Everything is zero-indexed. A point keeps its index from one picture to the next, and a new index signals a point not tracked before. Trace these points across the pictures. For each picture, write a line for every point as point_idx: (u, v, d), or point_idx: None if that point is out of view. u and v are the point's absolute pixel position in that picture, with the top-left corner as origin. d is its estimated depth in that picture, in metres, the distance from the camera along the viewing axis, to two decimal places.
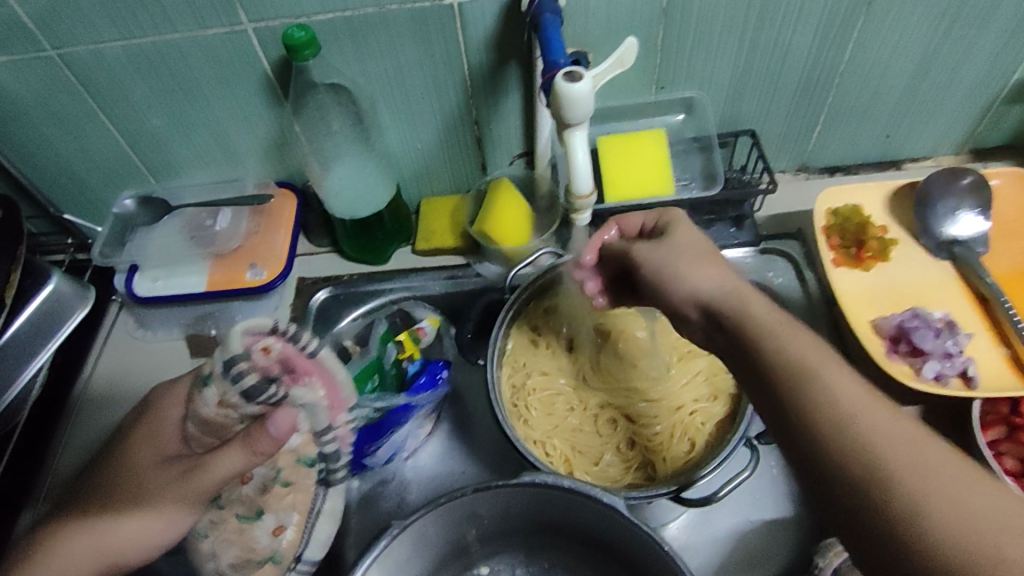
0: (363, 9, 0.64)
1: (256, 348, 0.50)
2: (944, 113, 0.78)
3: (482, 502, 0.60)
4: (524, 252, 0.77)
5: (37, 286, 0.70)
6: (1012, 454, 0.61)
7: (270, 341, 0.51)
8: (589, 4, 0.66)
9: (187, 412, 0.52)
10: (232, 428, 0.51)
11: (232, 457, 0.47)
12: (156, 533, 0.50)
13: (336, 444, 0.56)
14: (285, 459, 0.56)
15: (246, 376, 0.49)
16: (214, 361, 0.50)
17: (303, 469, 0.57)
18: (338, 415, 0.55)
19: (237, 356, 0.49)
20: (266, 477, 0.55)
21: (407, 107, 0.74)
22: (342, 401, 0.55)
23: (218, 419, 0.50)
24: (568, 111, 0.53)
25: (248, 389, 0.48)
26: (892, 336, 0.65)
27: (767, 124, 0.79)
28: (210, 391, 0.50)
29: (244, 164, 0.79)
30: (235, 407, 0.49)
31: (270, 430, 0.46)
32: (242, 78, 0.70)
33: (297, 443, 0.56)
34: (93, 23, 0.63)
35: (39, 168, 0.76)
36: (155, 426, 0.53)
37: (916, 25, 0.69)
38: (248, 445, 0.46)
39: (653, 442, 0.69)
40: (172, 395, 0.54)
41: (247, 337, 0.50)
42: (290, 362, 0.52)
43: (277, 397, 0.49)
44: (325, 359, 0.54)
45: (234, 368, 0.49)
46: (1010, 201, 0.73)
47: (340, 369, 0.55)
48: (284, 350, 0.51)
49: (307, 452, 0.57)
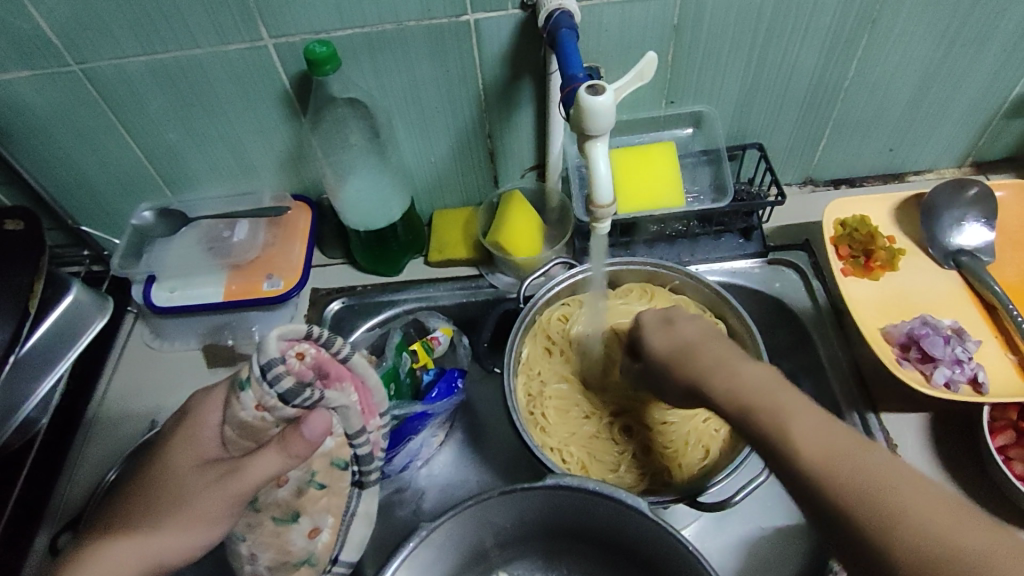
0: (382, 25, 0.66)
1: (291, 353, 0.52)
2: (948, 126, 0.80)
3: (500, 506, 0.61)
4: (537, 263, 0.79)
5: (57, 297, 0.72)
6: (1021, 460, 0.62)
7: (304, 347, 0.53)
8: (602, 20, 0.68)
9: (225, 416, 0.53)
10: (267, 431, 0.52)
11: (270, 460, 0.50)
12: (193, 537, 0.51)
13: (369, 447, 0.58)
14: (319, 463, 0.61)
15: (281, 379, 0.49)
16: (251, 366, 0.50)
17: (337, 472, 0.61)
18: (372, 418, 0.58)
19: (275, 359, 0.50)
20: (301, 479, 0.60)
21: (422, 122, 0.76)
22: (373, 406, 0.58)
23: (256, 423, 0.52)
24: (590, 123, 0.55)
25: (286, 392, 0.49)
26: (902, 343, 0.66)
27: (774, 137, 0.81)
28: (246, 395, 0.51)
29: (261, 177, 0.81)
30: (271, 410, 0.51)
31: (305, 432, 0.49)
32: (261, 92, 0.71)
33: (331, 445, 0.62)
34: (117, 39, 0.65)
35: (58, 181, 0.78)
36: (193, 431, 0.54)
37: (918, 42, 0.71)
38: (285, 448, 0.50)
39: (668, 449, 0.71)
40: (209, 399, 0.55)
41: (283, 343, 0.51)
42: (324, 366, 0.54)
43: (312, 400, 0.50)
44: (356, 365, 0.57)
45: (271, 371, 0.49)
46: (1014, 211, 0.74)
47: (371, 374, 0.58)
48: (317, 356, 0.54)
49: (340, 455, 0.62)
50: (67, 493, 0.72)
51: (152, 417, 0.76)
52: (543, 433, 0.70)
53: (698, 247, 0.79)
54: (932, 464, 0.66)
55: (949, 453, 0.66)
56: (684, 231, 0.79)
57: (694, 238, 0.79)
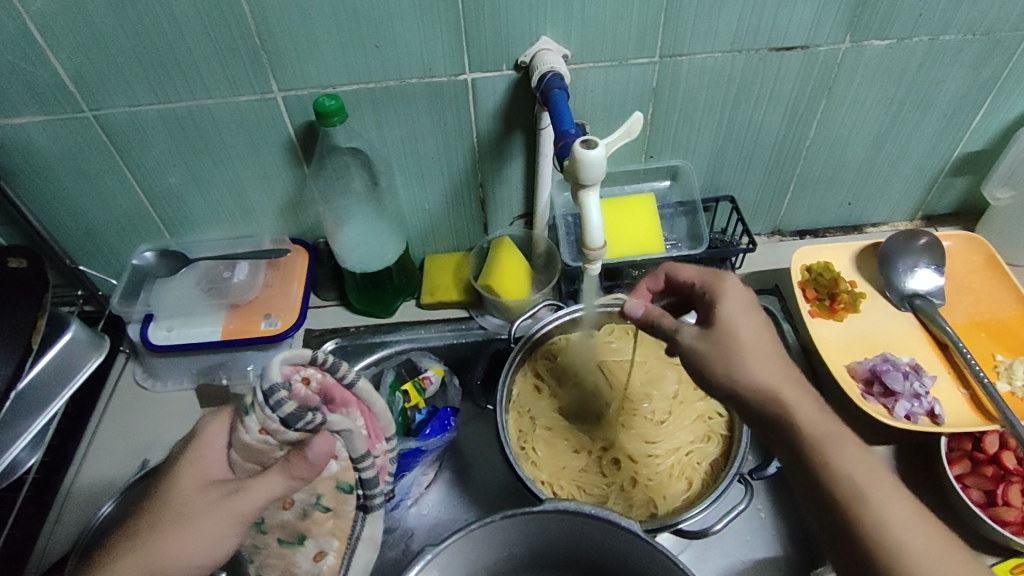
0: (385, 81, 0.71)
1: (296, 378, 0.56)
2: (899, 183, 0.88)
3: (502, 533, 0.63)
4: (525, 305, 0.82)
5: (56, 334, 0.73)
6: (977, 487, 0.68)
7: (310, 372, 0.57)
8: (588, 81, 0.74)
9: (232, 439, 0.55)
10: (270, 453, 0.55)
11: (273, 482, 0.52)
12: (193, 555, 0.52)
13: (373, 470, 0.62)
14: (324, 485, 0.61)
15: (283, 404, 0.53)
16: (254, 392, 0.53)
17: (341, 496, 0.62)
18: (377, 442, 0.63)
19: (277, 385, 0.53)
20: (306, 502, 0.61)
21: (419, 172, 0.80)
22: (379, 431, 0.63)
23: (259, 445, 0.54)
24: (584, 173, 0.60)
25: (287, 416, 0.52)
26: (866, 379, 0.72)
27: (744, 191, 0.87)
28: (250, 419, 0.53)
29: (259, 222, 0.84)
30: (274, 433, 0.53)
31: (309, 456, 0.50)
32: (267, 141, 0.75)
33: (336, 469, 0.61)
34: (133, 88, 0.68)
35: (58, 224, 0.80)
36: (199, 451, 0.55)
37: (869, 107, 0.79)
38: (288, 470, 0.51)
39: (653, 480, 0.74)
40: (215, 421, 0.57)
41: (288, 368, 0.55)
42: (329, 391, 0.58)
43: (313, 423, 0.54)
44: (361, 391, 0.61)
45: (274, 397, 0.53)
46: (961, 260, 0.82)
47: (376, 399, 0.61)
48: (323, 381, 0.58)
49: (345, 478, 0.62)
50: (52, 534, 0.72)
51: (140, 457, 0.77)
52: (532, 467, 0.74)
53: None
54: None
55: (911, 482, 0.71)
56: None
57: None
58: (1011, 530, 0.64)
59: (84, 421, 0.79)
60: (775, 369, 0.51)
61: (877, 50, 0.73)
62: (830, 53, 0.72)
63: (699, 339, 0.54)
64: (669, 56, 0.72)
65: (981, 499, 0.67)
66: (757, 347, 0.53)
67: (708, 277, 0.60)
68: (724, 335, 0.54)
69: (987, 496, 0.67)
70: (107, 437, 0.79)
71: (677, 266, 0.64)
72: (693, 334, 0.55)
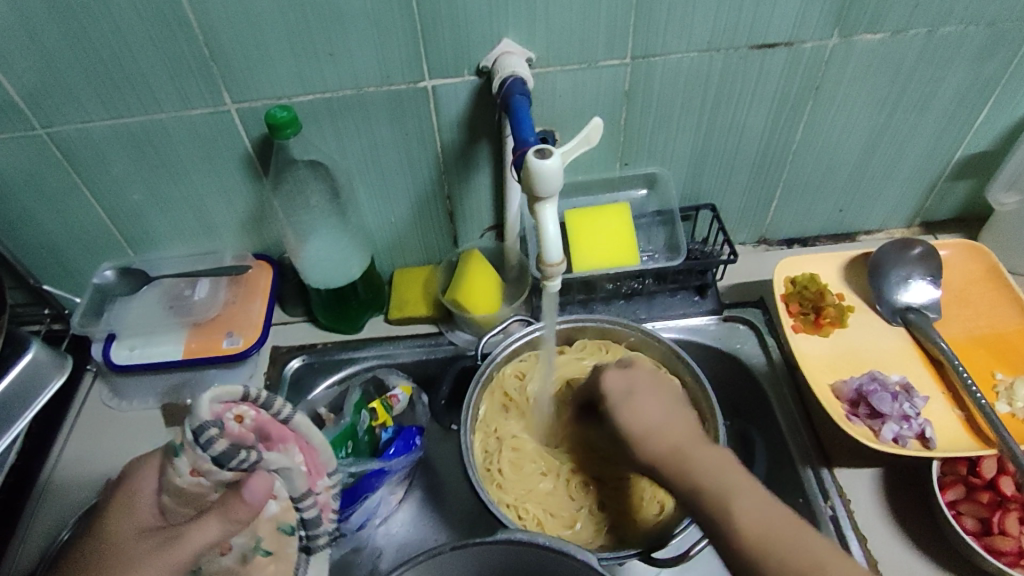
0: (341, 91, 0.68)
1: (228, 416, 0.52)
2: (893, 188, 0.83)
3: (454, 564, 0.61)
4: (495, 320, 0.79)
5: (17, 355, 0.70)
6: (971, 514, 0.62)
7: (243, 409, 0.53)
8: (556, 86, 0.70)
9: (162, 483, 0.52)
10: (207, 496, 0.51)
11: (211, 527, 0.48)
12: None
13: (316, 509, 0.59)
14: (264, 527, 0.57)
15: (214, 442, 0.49)
16: (183, 432, 0.49)
17: (283, 538, 0.58)
18: (317, 479, 0.58)
19: (207, 423, 0.49)
20: (245, 547, 0.56)
21: (383, 183, 0.77)
22: (320, 466, 0.59)
23: (193, 489, 0.50)
24: (539, 186, 0.57)
25: (219, 455, 0.49)
26: (851, 400, 0.67)
27: (726, 198, 0.83)
28: (180, 462, 0.49)
29: (222, 237, 0.82)
30: (207, 474, 0.49)
31: (246, 497, 0.47)
32: (223, 155, 0.73)
33: (276, 510, 0.57)
34: (83, 103, 0.67)
35: (19, 242, 0.78)
36: (132, 498, 0.52)
37: (861, 107, 0.74)
38: (225, 513, 0.48)
39: (624, 504, 0.72)
40: (145, 467, 0.54)
41: (219, 406, 0.51)
42: (265, 428, 0.55)
43: (249, 462, 0.50)
44: (299, 426, 0.57)
45: (203, 435, 0.49)
46: (958, 270, 0.77)
47: (314, 433, 0.58)
48: (258, 418, 0.54)
49: (286, 519, 0.58)
50: (15, 560, 0.70)
51: (104, 477, 0.76)
52: (499, 490, 0.72)
53: (654, 305, 0.80)
54: (886, 525, 0.66)
55: (899, 507, 0.67)
56: (641, 289, 0.80)
57: (650, 295, 0.81)
58: (1007, 561, 0.59)
59: (48, 441, 0.78)
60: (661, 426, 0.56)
61: (868, 44, 0.68)
62: (816, 50, 0.68)
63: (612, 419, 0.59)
64: (641, 57, 0.68)
65: (976, 528, 0.62)
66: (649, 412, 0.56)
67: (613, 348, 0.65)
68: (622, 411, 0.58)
69: (982, 525, 0.62)
70: (72, 460, 0.77)
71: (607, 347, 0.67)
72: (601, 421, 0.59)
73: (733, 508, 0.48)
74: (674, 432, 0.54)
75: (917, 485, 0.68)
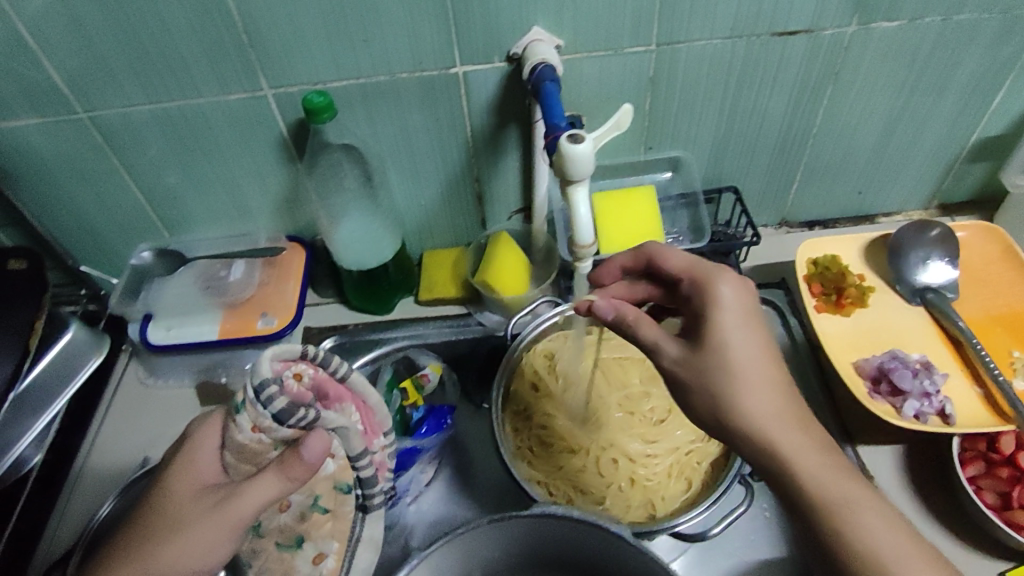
0: (375, 76, 0.70)
1: (288, 374, 0.54)
2: (912, 171, 0.85)
3: (490, 538, 0.63)
4: (523, 301, 0.81)
5: (55, 335, 0.75)
6: (992, 489, 0.65)
7: (302, 367, 0.56)
8: (584, 71, 0.72)
9: (225, 441, 0.54)
10: (265, 454, 0.53)
11: (268, 485, 0.50)
12: (191, 562, 0.51)
13: (372, 468, 0.60)
14: (321, 486, 0.60)
15: (275, 400, 0.50)
16: (245, 389, 0.51)
17: (340, 496, 0.61)
18: (372, 438, 0.61)
19: (267, 381, 0.51)
20: (304, 503, 0.60)
21: (413, 167, 0.79)
22: (375, 426, 0.62)
23: (254, 446, 0.52)
24: (571, 171, 0.58)
25: (279, 412, 0.50)
26: (873, 377, 0.70)
27: (748, 182, 0.85)
28: (242, 418, 0.51)
29: (256, 220, 0.84)
30: (268, 431, 0.51)
31: (305, 456, 0.49)
32: (259, 139, 0.74)
33: (333, 469, 0.61)
34: (123, 88, 0.68)
35: (58, 224, 0.80)
36: (192, 456, 0.54)
37: (881, 92, 0.75)
38: (284, 471, 0.50)
39: (651, 481, 0.74)
40: (208, 425, 0.55)
41: (278, 364, 0.53)
42: (322, 387, 0.57)
43: (307, 420, 0.52)
44: (355, 385, 0.60)
45: (264, 393, 0.50)
46: (975, 251, 0.79)
47: (371, 394, 0.61)
48: (315, 376, 0.57)
49: (343, 478, 0.61)
50: (57, 535, 0.72)
51: (140, 454, 0.78)
52: (529, 467, 0.75)
53: None
54: (907, 499, 0.68)
55: (921, 484, 0.69)
56: None
57: None
58: None
59: (88, 418, 0.80)
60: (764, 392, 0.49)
61: (887, 31, 0.69)
62: (836, 36, 0.69)
63: (684, 359, 0.52)
64: (665, 43, 0.69)
65: (996, 502, 0.64)
66: (745, 367, 0.50)
67: (695, 272, 0.56)
68: (709, 358, 0.51)
69: (1002, 500, 0.64)
70: (109, 436, 0.80)
71: (662, 253, 0.60)
72: (681, 352, 0.52)
73: (857, 526, 0.45)
74: (775, 397, 0.50)
75: (936, 461, 0.70)
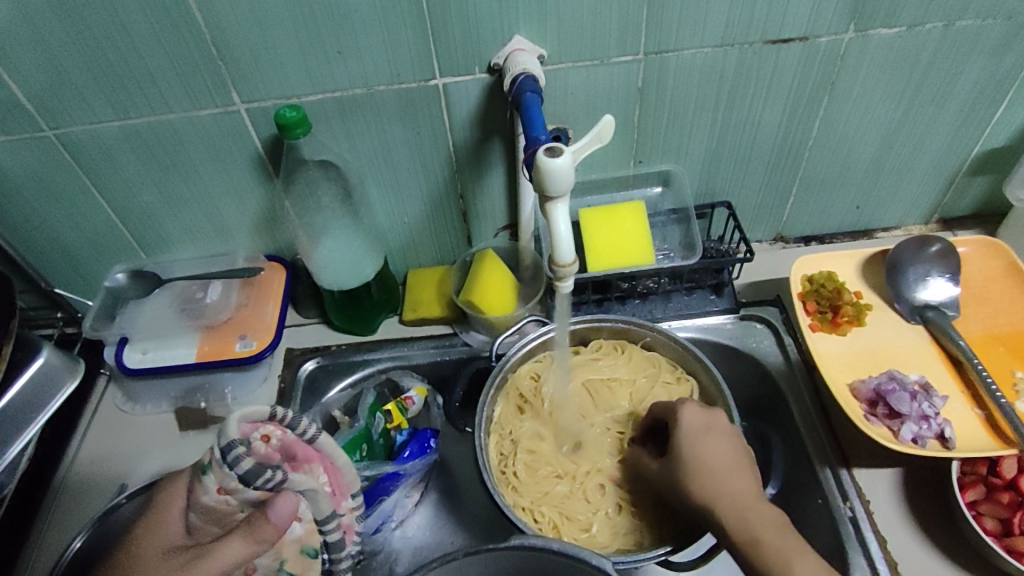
0: (352, 90, 0.67)
1: (256, 435, 0.54)
2: (911, 184, 0.82)
3: (470, 569, 0.60)
4: (509, 321, 0.79)
5: (26, 359, 0.68)
6: (992, 515, 0.62)
7: (270, 429, 0.55)
8: (568, 83, 0.69)
9: (191, 502, 0.52)
10: (232, 516, 0.52)
11: (235, 547, 0.48)
12: None
13: (340, 532, 0.57)
14: (288, 549, 0.57)
15: (241, 461, 0.50)
16: (212, 449, 0.51)
17: (306, 560, 0.57)
18: (341, 499, 0.59)
19: (235, 441, 0.51)
20: (269, 568, 0.56)
21: (394, 183, 0.77)
22: (344, 487, 0.59)
23: (220, 507, 0.51)
24: (551, 186, 0.55)
25: (246, 473, 0.50)
26: (870, 400, 0.67)
27: (742, 196, 0.82)
28: (208, 479, 0.51)
29: (234, 239, 0.82)
30: (234, 492, 0.51)
31: (271, 517, 0.48)
32: (234, 156, 0.72)
33: (300, 532, 0.57)
34: (91, 105, 0.66)
35: (30, 245, 0.78)
36: (159, 516, 0.52)
37: (878, 102, 0.73)
38: (251, 532, 0.48)
39: (639, 508, 0.72)
40: (174, 486, 0.54)
41: (246, 425, 0.53)
42: (290, 448, 0.56)
43: (274, 481, 0.51)
44: (324, 446, 0.58)
45: (232, 453, 0.50)
46: (977, 267, 0.76)
47: (339, 454, 0.59)
48: (283, 439, 0.55)
49: (310, 541, 0.57)
50: (32, 567, 0.70)
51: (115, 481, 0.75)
52: (513, 493, 0.73)
53: (670, 304, 0.80)
54: (906, 524, 0.65)
55: (921, 510, 0.66)
56: (656, 288, 0.80)
57: (666, 294, 0.80)
58: None
59: (63, 444, 0.78)
60: (732, 484, 0.57)
61: (885, 38, 0.67)
62: (832, 44, 0.67)
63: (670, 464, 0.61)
64: (654, 53, 0.67)
65: (996, 528, 0.61)
66: (715, 465, 0.58)
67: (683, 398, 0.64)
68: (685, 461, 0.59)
69: (1002, 526, 0.61)
70: (85, 463, 0.77)
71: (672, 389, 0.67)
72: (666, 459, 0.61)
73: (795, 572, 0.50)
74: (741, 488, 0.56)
75: (936, 487, 0.67)
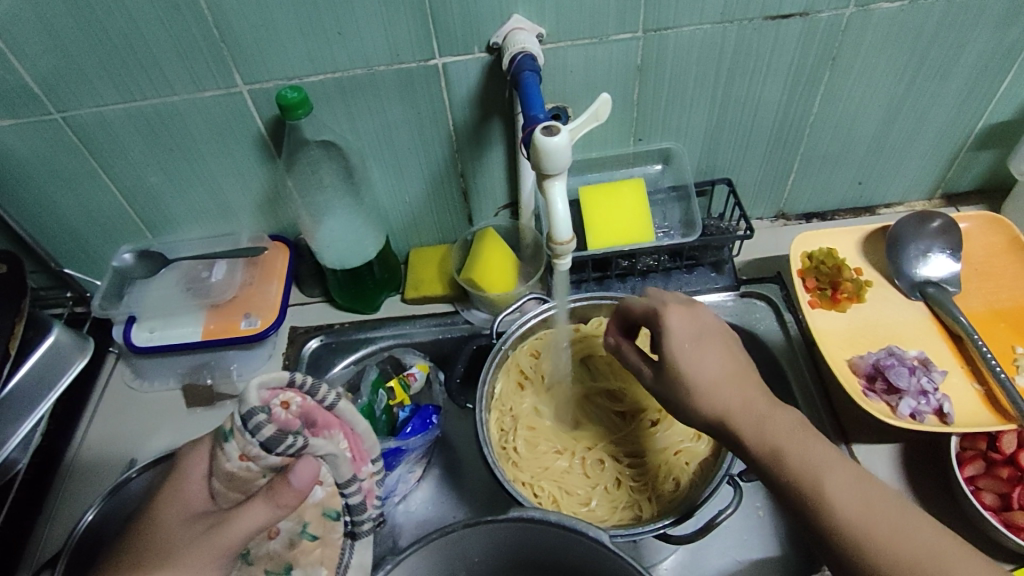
0: (352, 70, 0.68)
1: (275, 402, 0.53)
2: (914, 159, 0.82)
3: (472, 541, 0.61)
4: (510, 299, 0.80)
5: (38, 338, 0.69)
6: (991, 490, 0.62)
7: (289, 395, 0.54)
8: (567, 61, 0.69)
9: (212, 468, 0.52)
10: (254, 482, 0.52)
11: (258, 512, 0.49)
12: None
13: (361, 495, 0.58)
14: (310, 513, 0.58)
15: (262, 428, 0.50)
16: (233, 417, 0.51)
17: (329, 522, 0.59)
18: (362, 464, 0.59)
19: (255, 408, 0.50)
20: (292, 531, 0.58)
21: (395, 163, 0.78)
22: (364, 452, 0.59)
23: (241, 473, 0.51)
24: (547, 163, 0.56)
25: (268, 440, 0.50)
26: (868, 375, 0.67)
27: (742, 173, 0.82)
28: (229, 446, 0.50)
29: (238, 219, 0.83)
30: (256, 460, 0.50)
31: (293, 482, 0.48)
32: (237, 138, 0.73)
33: (320, 496, 0.58)
34: (95, 87, 0.67)
35: (40, 226, 0.80)
36: (180, 483, 0.53)
37: (881, 77, 0.72)
38: (272, 498, 0.49)
39: (638, 481, 0.73)
40: (194, 451, 0.54)
41: (265, 393, 0.53)
42: (310, 414, 0.55)
43: (296, 447, 0.51)
44: (343, 412, 0.58)
45: (252, 421, 0.50)
46: (978, 242, 0.76)
47: (359, 420, 0.58)
48: (303, 404, 0.55)
49: (332, 505, 0.59)
50: (47, 537, 0.72)
51: (125, 456, 0.77)
52: (514, 468, 0.73)
53: (670, 281, 0.81)
54: (905, 497, 0.66)
55: (918, 484, 0.66)
56: (657, 266, 0.80)
57: (666, 272, 0.81)
58: None
59: (74, 421, 0.80)
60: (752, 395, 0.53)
61: (887, 12, 0.66)
62: (833, 18, 0.66)
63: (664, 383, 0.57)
64: (653, 29, 0.66)
65: (995, 503, 0.61)
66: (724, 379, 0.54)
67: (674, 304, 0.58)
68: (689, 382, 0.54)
69: (1001, 500, 0.61)
70: (96, 438, 0.79)
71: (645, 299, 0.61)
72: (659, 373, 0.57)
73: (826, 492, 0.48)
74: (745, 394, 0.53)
75: (935, 460, 0.67)
